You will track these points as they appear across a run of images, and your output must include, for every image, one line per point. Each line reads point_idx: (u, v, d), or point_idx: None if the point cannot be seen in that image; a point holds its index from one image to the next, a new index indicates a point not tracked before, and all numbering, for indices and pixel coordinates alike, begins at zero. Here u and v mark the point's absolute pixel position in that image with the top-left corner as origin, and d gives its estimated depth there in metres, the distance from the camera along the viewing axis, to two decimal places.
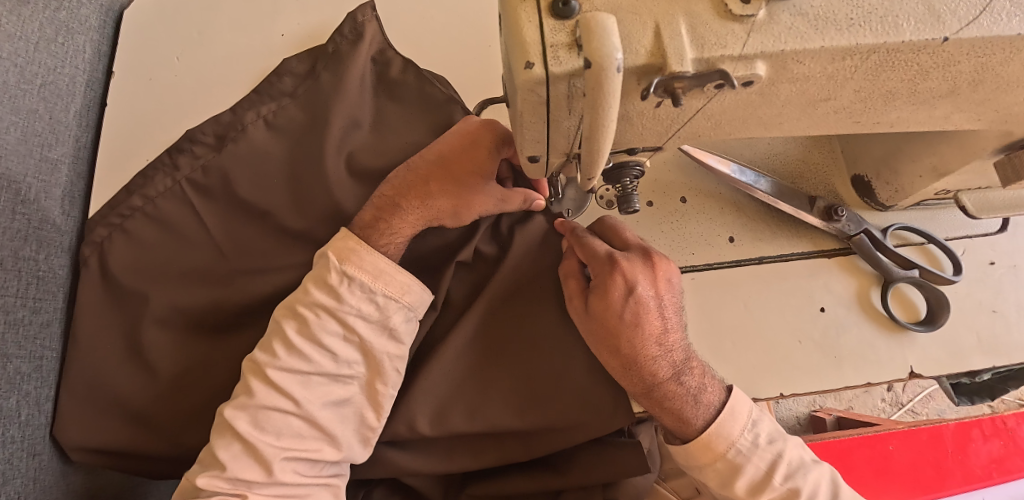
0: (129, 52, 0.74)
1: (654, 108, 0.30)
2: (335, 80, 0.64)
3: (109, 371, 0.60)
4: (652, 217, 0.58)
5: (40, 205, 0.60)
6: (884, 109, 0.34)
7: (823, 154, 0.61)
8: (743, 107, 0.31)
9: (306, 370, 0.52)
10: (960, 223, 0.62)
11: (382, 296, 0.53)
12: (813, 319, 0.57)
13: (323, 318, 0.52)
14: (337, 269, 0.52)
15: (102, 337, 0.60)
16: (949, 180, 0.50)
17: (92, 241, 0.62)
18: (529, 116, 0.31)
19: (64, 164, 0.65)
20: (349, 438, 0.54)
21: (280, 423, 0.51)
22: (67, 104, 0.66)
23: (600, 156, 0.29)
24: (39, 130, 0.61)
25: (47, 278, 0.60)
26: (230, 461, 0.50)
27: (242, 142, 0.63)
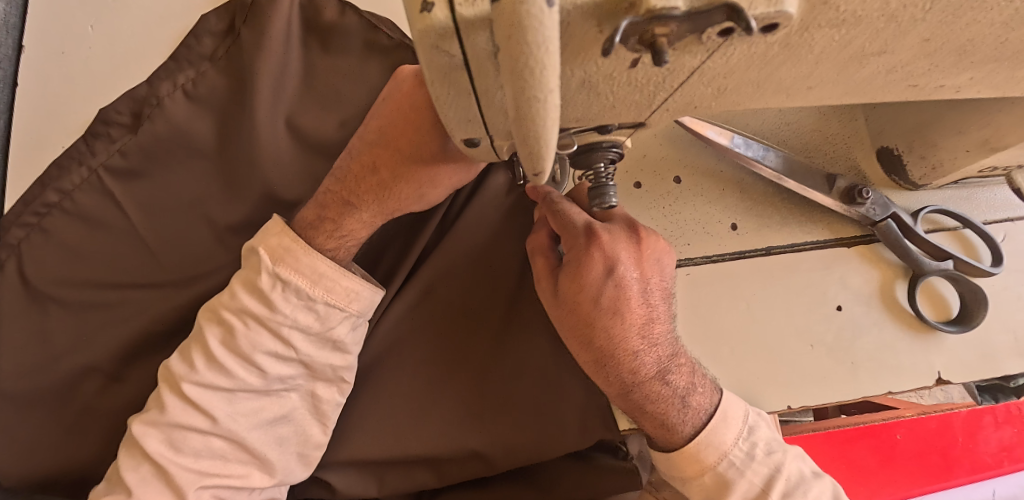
0: (40, 20, 0.61)
1: (629, 68, 0.20)
2: (256, 37, 0.53)
3: (20, 399, 0.50)
4: (639, 201, 0.49)
5: None
6: (954, 68, 0.24)
7: (842, 122, 0.50)
8: (758, 65, 0.21)
9: (229, 386, 0.43)
10: (1001, 203, 0.52)
11: (324, 305, 0.42)
12: (826, 319, 0.48)
13: (252, 330, 0.42)
14: (268, 271, 0.42)
15: (16, 360, 0.51)
16: (1001, 155, 0.41)
17: (7, 245, 0.52)
18: (449, 88, 0.21)
19: None
20: (284, 460, 0.46)
21: (198, 448, 0.43)
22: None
23: (546, 148, 0.19)
24: None
25: None
26: (136, 485, 0.42)
27: (160, 118, 0.52)
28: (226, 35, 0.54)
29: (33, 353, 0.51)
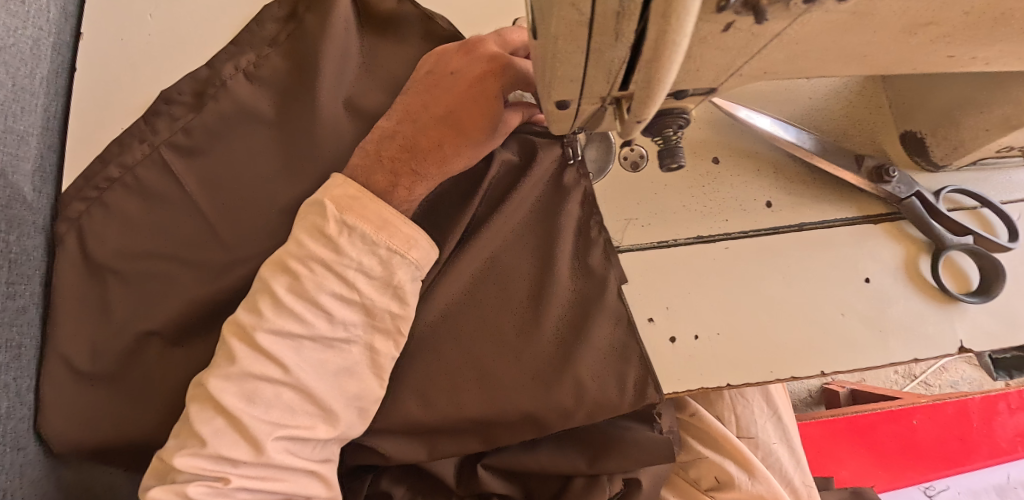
0: (98, 9, 0.66)
1: (723, 32, 0.24)
2: (319, 22, 0.55)
3: (82, 365, 0.53)
4: (682, 180, 0.52)
5: (10, 180, 0.53)
6: (990, 39, 0.28)
7: (868, 110, 0.55)
8: (829, 32, 0.25)
9: (298, 332, 0.44)
10: (1016, 185, 0.56)
11: (387, 249, 0.44)
12: (856, 290, 0.52)
13: (319, 272, 0.44)
14: (335, 220, 0.44)
15: (77, 326, 0.53)
16: (1017, 134, 0.45)
17: (67, 218, 0.55)
18: (568, 46, 0.25)
19: (33, 135, 0.58)
20: (346, 411, 0.46)
21: (270, 397, 0.44)
22: (34, 68, 0.59)
23: (657, 94, 0.23)
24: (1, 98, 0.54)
25: (20, 260, 0.53)
26: (211, 436, 0.43)
27: (224, 98, 0.56)
28: (287, 20, 0.57)
29: (98, 315, 0.54)
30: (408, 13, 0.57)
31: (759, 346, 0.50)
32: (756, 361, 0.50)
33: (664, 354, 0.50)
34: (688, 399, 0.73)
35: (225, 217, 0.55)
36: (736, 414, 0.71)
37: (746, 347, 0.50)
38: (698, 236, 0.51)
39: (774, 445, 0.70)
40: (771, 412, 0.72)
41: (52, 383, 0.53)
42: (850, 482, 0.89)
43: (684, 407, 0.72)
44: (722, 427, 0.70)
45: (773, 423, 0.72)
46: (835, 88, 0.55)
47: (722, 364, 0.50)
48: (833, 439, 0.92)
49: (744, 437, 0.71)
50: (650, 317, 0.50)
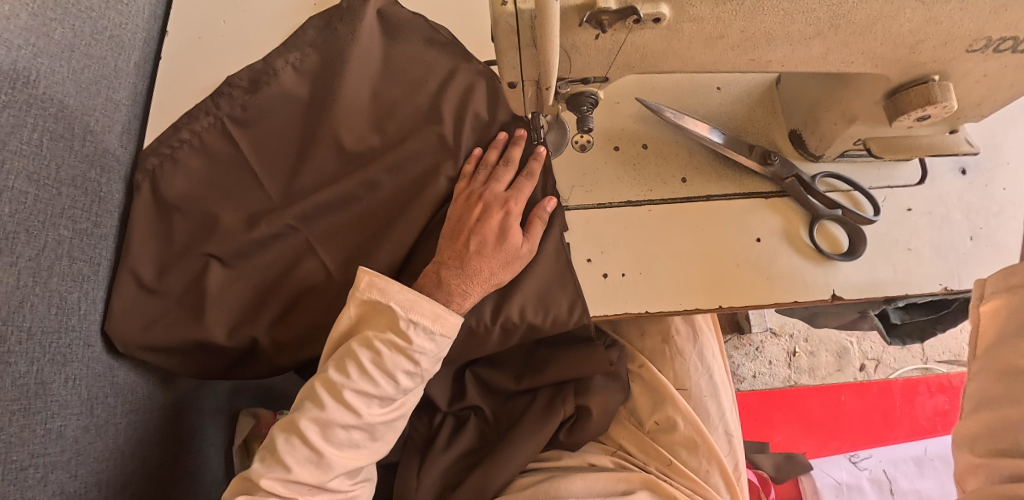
0: (182, 17, 0.87)
1: (594, 39, 0.42)
2: (349, 30, 0.72)
3: (146, 277, 0.72)
4: (618, 159, 0.70)
5: (103, 138, 0.73)
6: (771, 48, 0.45)
7: (765, 114, 0.72)
8: (659, 41, 0.43)
9: (389, 351, 0.60)
10: (882, 176, 0.73)
11: (440, 334, 0.60)
12: (749, 247, 0.68)
13: (393, 354, 0.60)
14: (404, 318, 0.59)
15: (149, 247, 0.72)
16: (858, 126, 0.61)
17: (145, 169, 0.74)
18: (505, 45, 0.43)
19: (123, 105, 0.78)
20: (414, 382, 0.62)
21: (373, 382, 0.60)
22: (128, 56, 0.80)
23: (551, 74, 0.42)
24: (105, 75, 0.74)
25: (105, 198, 0.72)
26: (329, 407, 0.59)
27: (275, 85, 0.74)
28: (324, 28, 0.75)
29: (167, 241, 0.72)
30: (417, 24, 0.73)
31: (670, 285, 0.66)
32: (666, 294, 0.66)
33: (597, 285, 0.66)
34: (637, 354, 0.88)
35: (269, 172, 0.73)
36: (674, 368, 0.85)
37: (660, 284, 0.66)
38: (629, 201, 0.68)
39: (704, 397, 0.83)
40: (705, 370, 0.85)
41: (129, 287, 0.71)
42: (783, 446, 1.05)
43: (634, 360, 0.87)
44: (659, 375, 0.84)
45: (707, 380, 0.85)
46: (739, 97, 0.72)
47: (641, 295, 0.66)
48: (770, 408, 1.08)
49: (680, 389, 0.84)
50: (588, 258, 0.67)
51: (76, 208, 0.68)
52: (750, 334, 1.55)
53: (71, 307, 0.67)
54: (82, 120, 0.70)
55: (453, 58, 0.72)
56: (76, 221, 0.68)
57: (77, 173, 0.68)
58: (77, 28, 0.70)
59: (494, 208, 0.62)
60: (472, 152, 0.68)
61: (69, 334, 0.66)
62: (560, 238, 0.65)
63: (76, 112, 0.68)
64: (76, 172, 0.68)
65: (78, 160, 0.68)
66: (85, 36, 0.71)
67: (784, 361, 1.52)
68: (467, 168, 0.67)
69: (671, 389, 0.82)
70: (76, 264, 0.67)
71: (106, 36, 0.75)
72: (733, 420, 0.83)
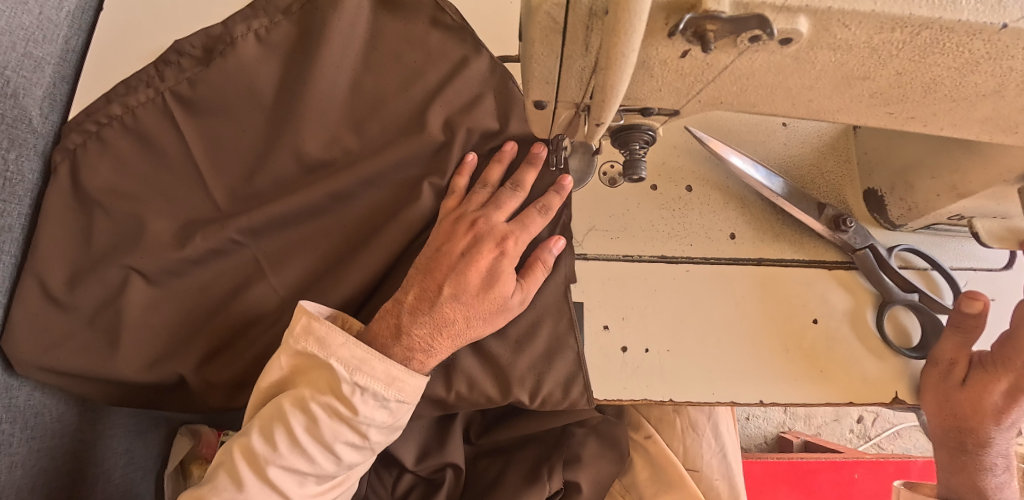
0: None
1: (679, 58, 0.28)
2: None
3: (58, 293, 0.54)
4: (654, 201, 0.55)
5: (19, 101, 0.55)
6: (922, 102, 0.31)
7: (838, 164, 0.58)
8: (774, 72, 0.28)
9: (326, 422, 0.45)
10: (965, 253, 0.59)
11: (396, 402, 0.45)
12: (803, 329, 0.55)
13: (333, 424, 0.45)
14: (347, 381, 0.44)
15: (60, 250, 0.54)
16: (967, 202, 0.48)
17: (64, 147, 0.56)
18: (543, 49, 0.29)
19: (48, 64, 0.60)
20: (362, 454, 0.48)
21: (306, 454, 0.46)
22: (61, 2, 0.62)
23: (609, 106, 0.28)
24: (25, 24, 0.56)
25: (13, 180, 0.54)
26: (250, 484, 0.46)
27: (231, 59, 0.54)
28: None
29: (80, 243, 0.55)
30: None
31: (703, 367, 0.53)
32: (697, 380, 0.52)
33: (614, 361, 0.52)
34: (642, 420, 0.73)
35: (215, 166, 0.55)
36: (684, 446, 0.71)
37: (690, 366, 0.52)
38: (662, 256, 0.54)
39: (715, 481, 0.69)
40: (718, 448, 0.71)
41: (27, 303, 0.53)
42: None
43: (640, 429, 0.72)
44: (667, 452, 0.69)
45: (720, 459, 0.70)
46: (809, 139, 0.58)
47: (666, 378, 0.52)
48: (773, 479, 0.96)
49: (689, 469, 0.70)
50: (605, 324, 0.53)
51: None
52: None
53: None
54: None
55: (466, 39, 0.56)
56: None
57: None
58: None
59: (486, 245, 0.47)
60: (466, 160, 0.53)
61: None
62: (561, 296, 0.51)
63: None
64: None
65: None
66: None
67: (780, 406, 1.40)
68: (459, 181, 0.52)
69: (681, 470, 0.68)
70: None
71: None
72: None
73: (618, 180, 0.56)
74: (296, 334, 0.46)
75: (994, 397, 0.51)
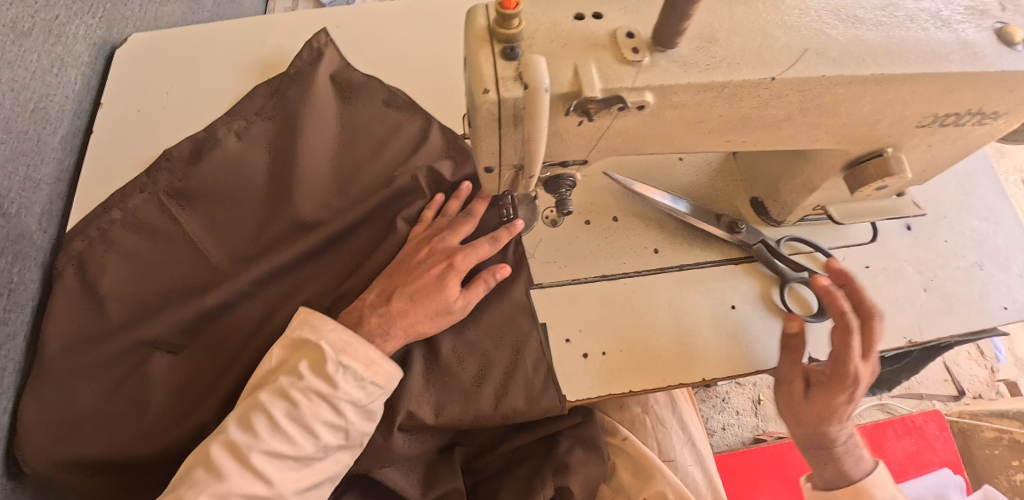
0: (118, 89, 0.83)
1: (577, 126, 0.41)
2: (305, 105, 0.71)
3: (82, 386, 0.62)
4: (590, 233, 0.69)
5: (21, 223, 0.69)
6: (746, 129, 0.46)
7: (726, 182, 0.74)
8: (641, 126, 0.42)
9: (307, 402, 0.54)
10: (839, 234, 0.77)
11: (372, 383, 0.55)
12: (725, 315, 0.67)
13: (314, 403, 0.54)
14: (332, 360, 0.55)
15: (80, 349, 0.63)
16: (818, 194, 0.63)
17: (69, 254, 0.67)
18: (485, 130, 0.41)
19: (45, 184, 0.73)
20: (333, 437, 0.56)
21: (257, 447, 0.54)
22: (54, 129, 0.75)
23: (538, 146, 0.40)
24: (26, 151, 0.70)
25: (17, 289, 0.67)
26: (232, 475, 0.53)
27: (222, 158, 0.70)
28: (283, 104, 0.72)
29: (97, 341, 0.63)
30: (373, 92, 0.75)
31: (651, 360, 0.64)
32: (651, 371, 0.64)
33: (578, 367, 0.63)
34: (618, 426, 0.81)
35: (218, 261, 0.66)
36: (657, 440, 0.80)
37: (641, 361, 0.64)
38: (603, 275, 0.67)
39: (690, 466, 0.79)
40: (686, 438, 0.81)
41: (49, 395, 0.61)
42: None
43: (616, 433, 0.80)
44: (645, 450, 0.78)
45: (690, 447, 0.80)
46: (701, 166, 0.74)
47: (625, 374, 0.63)
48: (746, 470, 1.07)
49: (665, 461, 0.79)
50: (567, 338, 0.64)
51: None
52: (714, 384, 1.53)
53: None
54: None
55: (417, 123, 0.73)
56: None
57: None
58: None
59: (436, 258, 0.61)
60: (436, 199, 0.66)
61: None
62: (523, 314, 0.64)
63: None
64: None
65: None
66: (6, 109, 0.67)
67: (750, 410, 1.51)
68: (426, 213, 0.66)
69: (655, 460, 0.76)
70: None
71: (31, 110, 0.71)
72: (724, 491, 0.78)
73: (558, 219, 0.69)
74: (286, 337, 0.58)
75: (842, 398, 0.61)
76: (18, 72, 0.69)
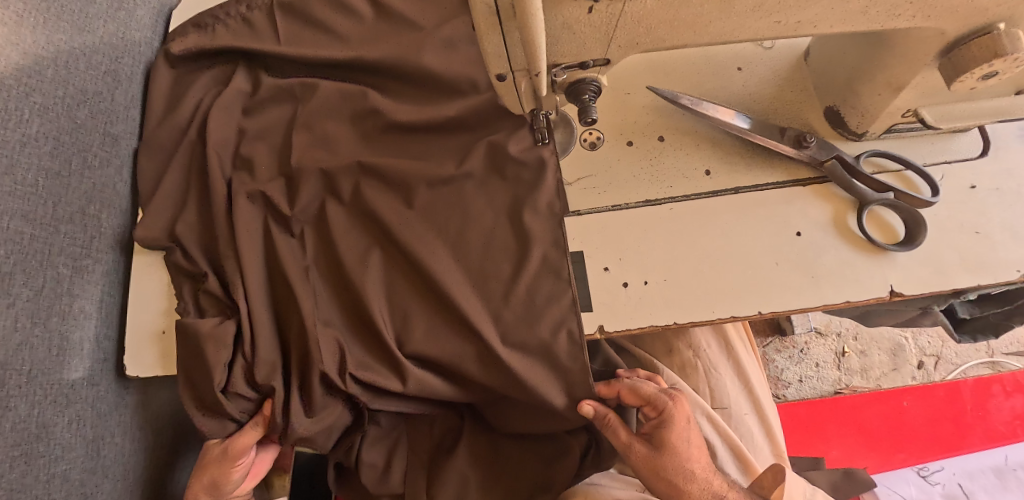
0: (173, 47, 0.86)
1: (587, 14, 0.37)
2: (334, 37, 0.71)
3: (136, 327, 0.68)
4: (632, 155, 0.63)
5: (103, 174, 0.75)
6: (798, 6, 0.39)
7: (795, 92, 0.64)
8: (665, 7, 0.37)
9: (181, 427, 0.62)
10: (938, 149, 0.64)
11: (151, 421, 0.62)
12: (789, 243, 0.60)
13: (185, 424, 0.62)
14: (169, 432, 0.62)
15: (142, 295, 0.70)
16: (908, 93, 0.53)
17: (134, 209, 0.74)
18: (485, 28, 0.37)
19: (125, 139, 0.79)
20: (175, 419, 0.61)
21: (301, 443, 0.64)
22: (125, 88, 0.80)
23: (537, 47, 0.36)
24: (103, 109, 0.75)
25: (101, 235, 0.74)
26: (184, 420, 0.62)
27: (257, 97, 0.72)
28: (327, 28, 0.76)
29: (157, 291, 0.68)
30: (404, 22, 0.75)
31: (700, 290, 0.59)
32: (697, 302, 0.58)
33: (618, 296, 0.59)
34: (663, 369, 0.74)
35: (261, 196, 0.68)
36: (710, 386, 0.76)
37: (688, 292, 0.59)
38: (647, 200, 0.62)
39: (746, 416, 0.75)
40: (741, 387, 0.76)
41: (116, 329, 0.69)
42: (838, 462, 0.95)
43: (663, 376, 0.73)
44: (696, 396, 0.73)
45: (746, 397, 0.76)
46: (763, 76, 0.65)
47: (668, 305, 0.58)
48: (820, 420, 0.99)
49: (718, 408, 0.75)
50: (606, 266, 0.60)
51: (75, 246, 0.70)
52: (792, 334, 1.41)
53: (49, 337, 0.66)
54: (80, 154, 0.72)
55: (443, 49, 0.71)
56: (75, 259, 0.70)
57: (76, 209, 0.70)
58: (72, 64, 0.71)
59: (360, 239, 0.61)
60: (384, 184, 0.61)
61: (38, 365, 0.64)
62: (555, 244, 0.60)
63: (67, 150, 0.70)
64: (74, 208, 0.70)
65: (76, 198, 0.71)
66: (80, 71, 0.72)
67: (833, 363, 1.38)
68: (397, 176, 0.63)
69: (711, 412, 0.72)
70: (59, 302, 0.67)
71: (104, 71, 0.76)
72: (782, 442, 0.74)
73: (597, 142, 0.64)
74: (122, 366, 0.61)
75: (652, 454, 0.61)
76: (88, 36, 0.74)
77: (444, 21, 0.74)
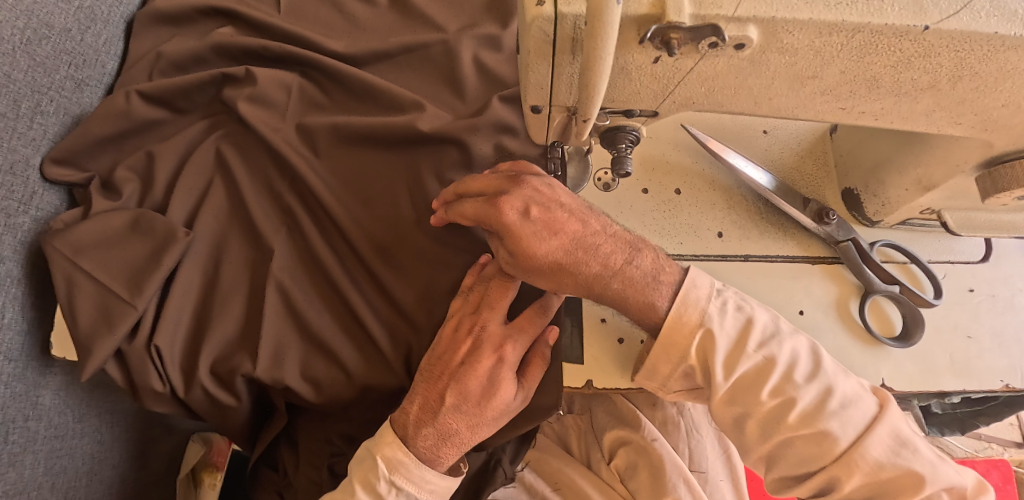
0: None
1: (652, 64, 0.33)
2: None
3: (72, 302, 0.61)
4: (647, 203, 0.60)
5: (58, 120, 0.66)
6: (867, 96, 0.36)
7: (817, 166, 0.62)
8: (734, 73, 0.33)
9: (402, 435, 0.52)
10: (944, 247, 0.63)
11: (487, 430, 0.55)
12: (790, 320, 0.58)
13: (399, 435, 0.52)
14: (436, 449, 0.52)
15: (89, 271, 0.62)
16: (934, 194, 0.52)
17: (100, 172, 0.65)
18: (535, 58, 0.33)
19: (90, 86, 0.70)
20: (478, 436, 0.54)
21: (414, 477, 0.52)
22: (99, 30, 0.70)
23: (594, 94, 0.32)
24: (68, 49, 0.66)
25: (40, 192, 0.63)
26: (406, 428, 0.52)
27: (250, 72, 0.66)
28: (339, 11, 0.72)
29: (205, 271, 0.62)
30: (423, 21, 0.71)
31: None
32: None
33: (610, 351, 0.57)
34: (644, 423, 0.73)
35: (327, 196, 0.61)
36: (689, 447, 0.73)
37: None
38: None
39: (720, 481, 0.72)
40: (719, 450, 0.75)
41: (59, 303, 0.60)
42: None
43: (643, 430, 0.72)
44: (674, 455, 0.70)
45: (723, 461, 0.74)
46: (789, 144, 0.63)
47: None
48: None
49: (695, 471, 0.72)
50: (602, 317, 0.58)
51: (10, 202, 0.60)
52: None
53: None
54: (33, 96, 0.62)
55: (462, 56, 0.67)
56: (9, 216, 0.60)
57: (20, 158, 0.61)
58: None
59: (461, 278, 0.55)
60: None
61: None
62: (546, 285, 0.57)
63: (25, 86, 0.61)
64: (17, 157, 0.61)
65: (23, 145, 0.61)
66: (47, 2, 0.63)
67: None
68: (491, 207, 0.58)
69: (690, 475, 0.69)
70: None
71: (76, 6, 0.67)
72: None
73: (611, 184, 0.61)
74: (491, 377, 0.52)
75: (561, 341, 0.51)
76: None
77: (472, 26, 0.70)
